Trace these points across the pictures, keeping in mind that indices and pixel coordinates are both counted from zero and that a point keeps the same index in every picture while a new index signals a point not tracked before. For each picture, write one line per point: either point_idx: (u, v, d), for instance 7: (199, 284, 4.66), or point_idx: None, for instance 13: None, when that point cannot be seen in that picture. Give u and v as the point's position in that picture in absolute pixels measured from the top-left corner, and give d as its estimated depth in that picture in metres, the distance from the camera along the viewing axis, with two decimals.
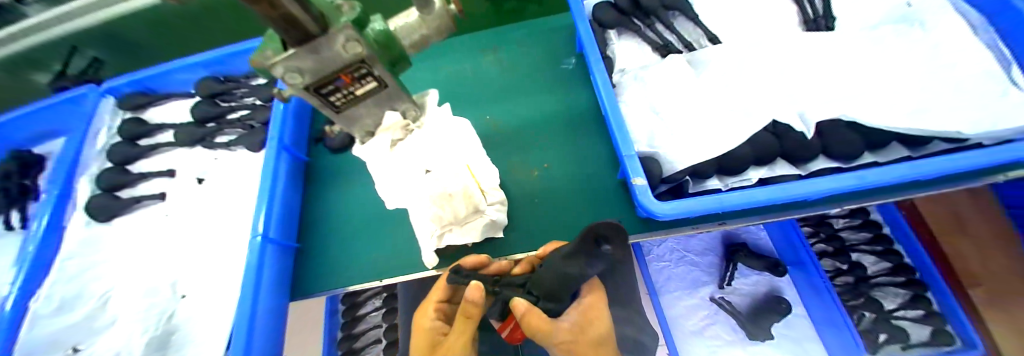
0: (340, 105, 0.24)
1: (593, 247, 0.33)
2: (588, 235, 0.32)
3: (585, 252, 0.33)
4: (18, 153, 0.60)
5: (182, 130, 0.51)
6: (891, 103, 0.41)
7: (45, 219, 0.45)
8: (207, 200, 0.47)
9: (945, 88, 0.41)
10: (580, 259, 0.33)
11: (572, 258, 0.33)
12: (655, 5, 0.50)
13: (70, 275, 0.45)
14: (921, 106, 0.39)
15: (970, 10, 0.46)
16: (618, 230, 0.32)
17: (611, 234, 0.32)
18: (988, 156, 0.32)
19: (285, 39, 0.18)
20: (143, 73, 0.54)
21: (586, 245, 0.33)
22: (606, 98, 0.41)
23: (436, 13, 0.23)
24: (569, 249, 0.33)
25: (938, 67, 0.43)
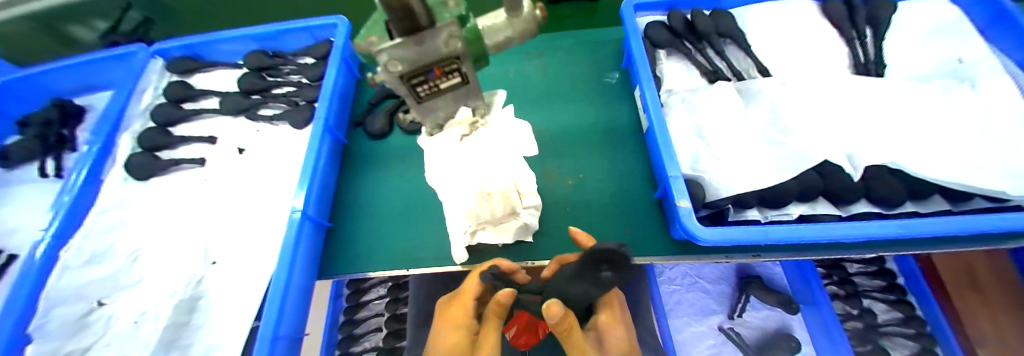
0: (423, 98, 0.24)
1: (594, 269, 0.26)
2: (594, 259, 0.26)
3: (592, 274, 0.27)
4: (60, 101, 0.61)
5: (228, 99, 0.52)
6: (946, 154, 0.40)
7: (85, 170, 0.46)
8: (246, 170, 0.48)
9: (1001, 148, 0.39)
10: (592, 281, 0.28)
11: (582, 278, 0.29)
12: (709, 31, 0.51)
13: (105, 227, 0.45)
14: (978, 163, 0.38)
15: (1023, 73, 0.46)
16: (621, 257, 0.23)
17: (618, 261, 0.24)
18: None
19: (395, 28, 0.18)
20: (194, 38, 0.55)
21: (587, 266, 0.27)
22: (654, 117, 0.41)
23: (524, 17, 0.23)
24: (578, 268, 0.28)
25: (996, 124, 0.41)
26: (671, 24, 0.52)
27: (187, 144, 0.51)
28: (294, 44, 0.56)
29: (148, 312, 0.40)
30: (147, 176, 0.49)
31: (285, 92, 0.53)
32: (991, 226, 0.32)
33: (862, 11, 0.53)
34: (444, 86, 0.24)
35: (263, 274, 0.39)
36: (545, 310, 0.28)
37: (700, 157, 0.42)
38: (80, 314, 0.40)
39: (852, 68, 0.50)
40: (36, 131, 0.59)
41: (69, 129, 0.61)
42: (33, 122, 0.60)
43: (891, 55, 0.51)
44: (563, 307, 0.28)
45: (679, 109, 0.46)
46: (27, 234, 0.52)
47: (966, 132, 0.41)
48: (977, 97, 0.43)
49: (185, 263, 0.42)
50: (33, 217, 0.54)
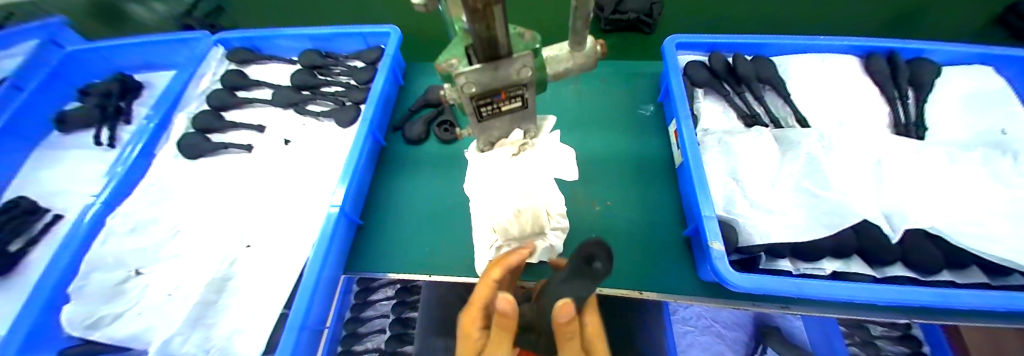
0: (484, 119, 0.25)
1: (581, 266, 0.23)
2: (580, 256, 0.23)
3: (581, 275, 0.24)
4: (122, 76, 0.65)
5: (281, 92, 0.55)
6: (997, 227, 0.38)
7: (139, 146, 0.49)
8: (290, 160, 0.50)
9: None
10: (582, 281, 0.24)
11: (568, 282, 0.25)
12: (750, 76, 0.52)
13: (152, 199, 0.48)
14: None
15: None
16: (602, 249, 0.22)
17: (598, 254, 0.22)
18: None
19: (476, 54, 0.20)
20: (255, 32, 0.58)
21: (576, 265, 0.23)
22: (691, 153, 0.42)
23: (587, 52, 0.25)
24: (565, 272, 0.25)
25: None
26: (712, 66, 0.53)
27: (235, 131, 0.54)
28: (347, 48, 0.59)
29: (182, 286, 0.41)
30: (196, 155, 0.52)
31: (333, 91, 0.56)
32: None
33: (908, 71, 0.53)
34: (505, 109, 0.24)
35: (296, 263, 0.41)
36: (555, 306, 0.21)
37: (733, 200, 0.42)
38: (116, 280, 0.41)
39: (892, 128, 0.49)
40: (95, 101, 0.63)
41: (126, 101, 0.64)
42: (94, 91, 0.64)
43: (935, 119, 0.50)
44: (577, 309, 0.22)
45: (715, 150, 0.47)
46: (78, 198, 0.56)
47: (1012, 206, 0.40)
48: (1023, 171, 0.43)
49: (222, 244, 0.44)
50: (83, 182, 0.57)
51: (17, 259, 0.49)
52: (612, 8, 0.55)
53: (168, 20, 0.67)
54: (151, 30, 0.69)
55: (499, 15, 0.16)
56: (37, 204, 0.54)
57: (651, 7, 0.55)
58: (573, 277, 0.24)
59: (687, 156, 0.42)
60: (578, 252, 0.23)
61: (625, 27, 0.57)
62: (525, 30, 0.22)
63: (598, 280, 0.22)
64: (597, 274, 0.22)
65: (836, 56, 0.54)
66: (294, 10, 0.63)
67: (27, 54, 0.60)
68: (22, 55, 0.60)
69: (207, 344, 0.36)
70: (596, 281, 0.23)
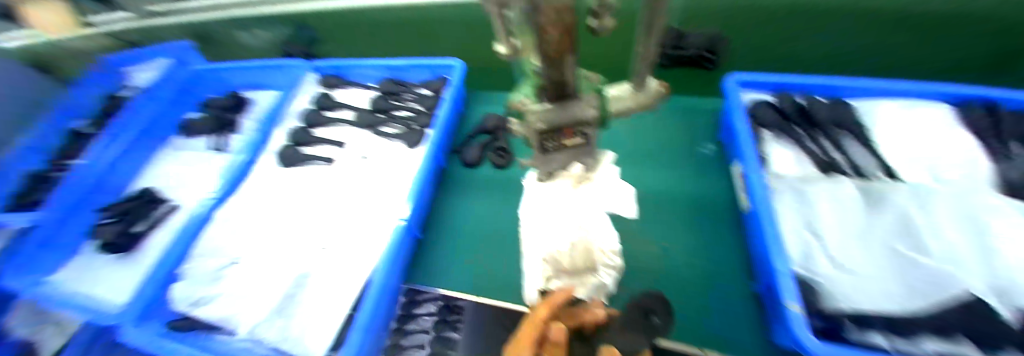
0: (549, 154, 0.26)
1: (644, 319, 0.34)
2: (642, 312, 0.35)
3: (640, 326, 0.33)
4: (235, 95, 0.79)
5: (362, 115, 0.63)
6: None
7: (245, 156, 0.60)
8: (363, 174, 0.56)
9: None
10: (639, 332, 0.33)
11: (625, 331, 0.32)
12: (825, 122, 0.48)
13: (252, 199, 0.56)
14: None
15: None
16: (663, 302, 0.36)
17: (658, 308, 0.35)
18: None
19: (548, 95, 0.21)
20: (344, 62, 0.68)
21: (637, 318, 0.34)
22: (759, 199, 0.39)
23: (650, 92, 0.25)
24: (622, 325, 0.33)
25: None
26: (781, 107, 0.50)
27: (321, 144, 0.62)
28: (416, 77, 0.66)
29: (266, 278, 0.47)
30: (288, 163, 0.60)
31: (403, 115, 0.63)
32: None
33: None
34: (569, 144, 0.25)
35: (361, 269, 0.45)
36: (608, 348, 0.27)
37: (812, 256, 0.38)
38: (219, 266, 0.49)
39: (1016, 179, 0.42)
40: (216, 113, 0.76)
41: (235, 114, 0.77)
42: (215, 104, 0.78)
43: None
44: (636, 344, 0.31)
45: (786, 198, 0.43)
46: (196, 192, 0.67)
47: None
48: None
49: (300, 244, 0.50)
50: (200, 179, 0.68)
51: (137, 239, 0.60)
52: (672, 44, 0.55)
53: (271, 47, 0.79)
54: (259, 55, 0.82)
55: (570, 63, 0.18)
56: (159, 195, 0.66)
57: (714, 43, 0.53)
58: (630, 327, 0.33)
59: (756, 203, 0.39)
60: (644, 307, 0.35)
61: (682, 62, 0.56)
62: (592, 75, 0.24)
63: (656, 332, 0.34)
64: (656, 328, 0.34)
65: (935, 101, 0.48)
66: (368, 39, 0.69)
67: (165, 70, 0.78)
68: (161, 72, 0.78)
69: (286, 333, 0.41)
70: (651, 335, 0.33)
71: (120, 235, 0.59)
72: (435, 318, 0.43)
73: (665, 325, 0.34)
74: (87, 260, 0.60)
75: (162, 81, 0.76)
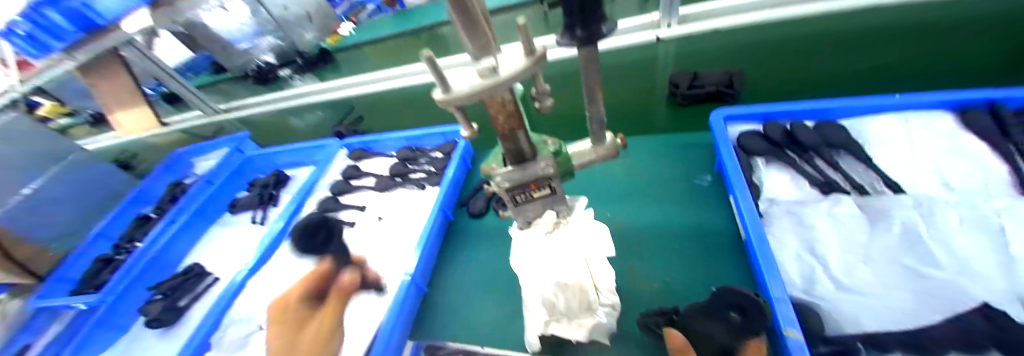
0: (521, 203, 0.30)
1: (726, 312, 0.36)
2: (732, 304, 0.36)
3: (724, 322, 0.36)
4: (278, 171, 0.89)
5: (381, 179, 0.73)
6: None
7: (280, 224, 0.69)
8: (384, 234, 0.64)
9: None
10: (715, 324, 0.36)
11: (706, 329, 0.36)
12: (816, 142, 0.49)
13: (283, 265, 0.65)
14: None
15: None
16: (745, 297, 0.36)
17: (744, 301, 0.36)
18: None
19: (509, 159, 0.27)
20: (370, 138, 0.80)
21: (722, 309, 0.37)
22: (751, 228, 0.41)
23: (608, 144, 0.29)
24: (712, 321, 0.36)
25: None
26: (767, 133, 0.53)
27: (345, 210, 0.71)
28: (431, 143, 0.76)
29: None
30: None
31: (418, 176, 0.71)
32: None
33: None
34: (537, 195, 0.29)
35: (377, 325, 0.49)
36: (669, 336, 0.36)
37: (816, 279, 0.38)
38: (247, 332, 0.56)
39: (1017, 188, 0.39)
40: (259, 190, 0.86)
41: (277, 189, 0.87)
42: (258, 183, 0.88)
43: None
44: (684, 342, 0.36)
45: (785, 221, 0.44)
46: (234, 263, 0.76)
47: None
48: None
49: None
50: (240, 252, 0.77)
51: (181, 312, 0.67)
52: (688, 85, 0.66)
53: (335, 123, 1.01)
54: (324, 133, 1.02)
55: (523, 135, 0.25)
56: (205, 269, 0.75)
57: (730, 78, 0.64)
58: (713, 320, 0.36)
59: (748, 229, 0.42)
60: (734, 300, 0.37)
61: (705, 98, 0.65)
62: (550, 138, 0.29)
63: (740, 328, 0.35)
64: (737, 323, 0.35)
65: (927, 114, 0.48)
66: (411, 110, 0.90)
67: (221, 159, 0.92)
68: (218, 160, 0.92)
69: None
70: (732, 327, 0.35)
71: (164, 310, 0.65)
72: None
73: (749, 319, 0.35)
74: (132, 337, 0.66)
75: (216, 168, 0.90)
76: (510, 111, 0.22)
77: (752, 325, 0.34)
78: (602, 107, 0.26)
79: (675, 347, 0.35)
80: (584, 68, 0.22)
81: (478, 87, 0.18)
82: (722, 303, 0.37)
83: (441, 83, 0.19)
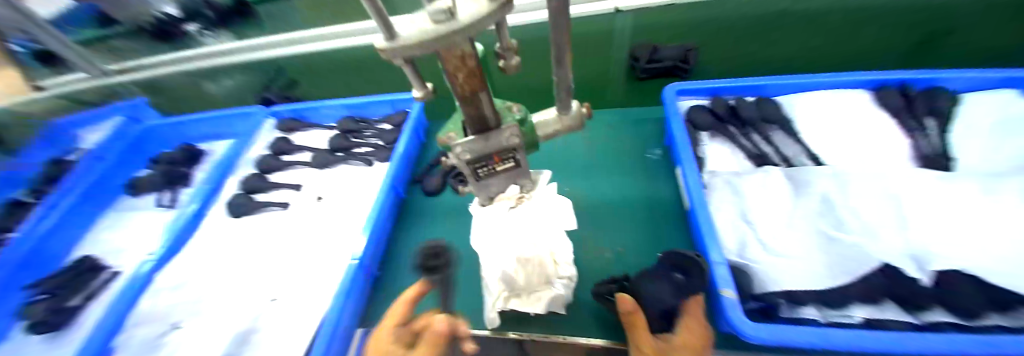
0: (482, 177, 0.27)
1: (671, 273, 0.38)
2: (675, 265, 0.39)
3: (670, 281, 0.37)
4: (187, 146, 0.75)
5: (318, 155, 0.65)
6: None
7: (194, 207, 0.59)
8: (323, 215, 0.57)
9: None
10: (664, 285, 0.37)
11: (653, 290, 0.37)
12: (755, 118, 0.54)
13: (200, 255, 0.56)
14: None
15: None
16: (685, 257, 0.38)
17: (687, 261, 0.38)
18: None
19: (469, 127, 0.24)
20: (304, 106, 0.71)
21: (666, 270, 0.39)
22: (696, 198, 0.44)
23: (574, 114, 0.27)
24: (661, 283, 0.37)
25: None
26: (713, 109, 0.55)
27: (276, 189, 0.63)
28: (377, 112, 0.69)
29: (214, 336, 0.46)
30: (240, 213, 0.60)
31: (363, 151, 0.65)
32: (1003, 351, 0.28)
33: (917, 100, 0.50)
34: (500, 169, 0.27)
35: (319, 314, 0.44)
36: (618, 301, 0.35)
37: (746, 243, 0.42)
38: (158, 333, 0.47)
39: (917, 161, 0.46)
40: (163, 167, 0.72)
41: (189, 167, 0.74)
42: (163, 160, 0.74)
43: (991, 145, 0.45)
44: (633, 304, 0.35)
45: (723, 191, 0.47)
46: (133, 254, 0.63)
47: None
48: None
49: (252, 295, 0.49)
50: (139, 241, 0.64)
51: (74, 312, 0.54)
52: (647, 59, 0.62)
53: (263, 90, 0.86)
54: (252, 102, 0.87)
55: (486, 98, 0.22)
56: (101, 262, 0.61)
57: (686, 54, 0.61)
58: (661, 282, 0.38)
59: (693, 198, 0.44)
60: (677, 261, 0.39)
61: (663, 73, 0.63)
62: (513, 105, 0.27)
63: (685, 286, 0.36)
64: (683, 283, 0.37)
65: (846, 92, 0.53)
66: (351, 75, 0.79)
67: (113, 131, 0.76)
68: (109, 131, 0.76)
69: None
70: (676, 286, 0.37)
71: (48, 312, 0.53)
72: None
73: (693, 279, 0.36)
74: None
75: (108, 141, 0.75)
76: (471, 69, 0.19)
77: (695, 282, 0.36)
78: (570, 71, 0.23)
79: (626, 310, 0.34)
80: (553, 21, 0.17)
81: (431, 34, 0.16)
82: (666, 265, 0.39)
83: (385, 29, 0.16)
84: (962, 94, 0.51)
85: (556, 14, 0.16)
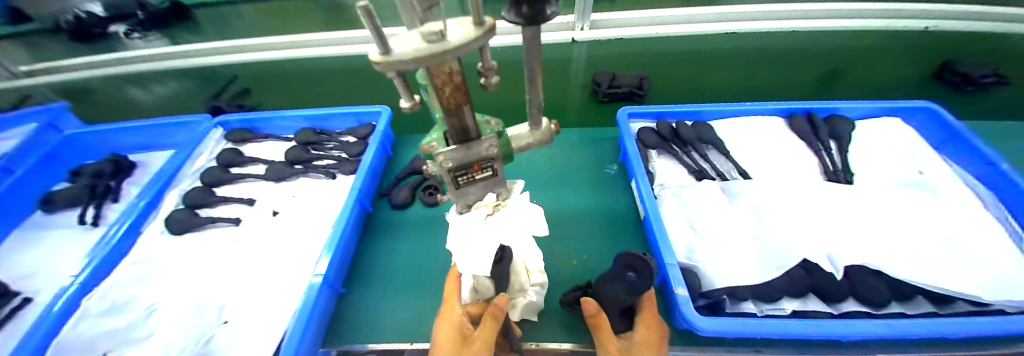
0: (462, 185, 0.29)
1: (624, 272, 0.33)
2: (626, 263, 0.33)
3: (624, 282, 0.34)
4: (116, 156, 0.67)
5: (273, 167, 0.61)
6: (907, 255, 0.44)
7: (127, 224, 0.53)
8: (281, 230, 0.54)
9: (958, 262, 0.43)
10: (620, 284, 0.34)
11: (613, 289, 0.35)
12: (692, 138, 0.61)
13: (133, 277, 0.50)
14: (976, 278, 0.41)
15: (978, 186, 0.52)
16: (641, 259, 0.31)
17: (641, 264, 0.31)
18: (998, 324, 0.36)
19: (452, 137, 0.25)
20: (257, 115, 0.67)
21: (619, 270, 0.34)
22: (650, 208, 0.48)
23: (544, 129, 0.30)
24: (620, 283, 0.34)
25: (944, 237, 0.46)
26: (660, 131, 0.62)
27: (225, 204, 0.59)
28: (340, 125, 0.68)
29: None
30: (181, 230, 0.55)
31: (324, 163, 0.63)
32: (899, 331, 0.36)
33: (824, 126, 0.61)
34: (479, 177, 0.29)
35: (279, 335, 0.42)
36: (582, 305, 0.36)
37: (693, 248, 0.47)
38: None
39: (824, 175, 0.57)
40: (86, 181, 0.64)
41: (117, 180, 0.66)
42: (86, 172, 0.65)
43: (862, 168, 0.58)
44: (596, 304, 0.35)
45: (670, 202, 0.53)
46: (26, 279, 0.53)
47: (975, 272, 0.42)
48: (954, 227, 0.47)
49: (200, 320, 0.45)
50: (41, 263, 0.55)
51: None
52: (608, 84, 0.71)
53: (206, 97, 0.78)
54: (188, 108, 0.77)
55: (469, 110, 0.24)
56: (8, 287, 0.51)
57: (642, 81, 0.71)
58: (620, 282, 0.34)
59: (647, 208, 0.49)
60: (631, 259, 0.32)
61: (621, 97, 0.71)
62: (492, 118, 0.29)
63: (637, 287, 0.32)
64: (636, 284, 0.32)
65: (764, 118, 0.63)
66: (312, 89, 0.76)
67: (23, 139, 0.64)
68: (18, 139, 0.64)
69: None
70: (631, 288, 0.33)
71: None
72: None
73: (644, 280, 0.31)
74: None
75: (19, 149, 0.64)
76: (457, 83, 0.21)
77: (646, 287, 0.31)
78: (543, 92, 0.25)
79: (590, 314, 0.35)
80: (527, 48, 0.18)
81: (424, 51, 0.17)
82: (622, 263, 0.34)
83: (377, 46, 0.16)
84: (857, 121, 0.63)
85: (530, 40, 0.17)
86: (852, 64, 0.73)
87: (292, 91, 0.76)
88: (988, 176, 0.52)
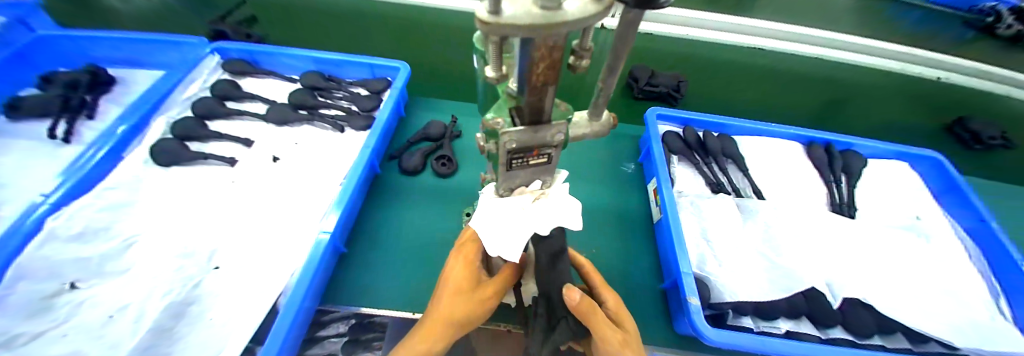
0: (513, 168, 0.27)
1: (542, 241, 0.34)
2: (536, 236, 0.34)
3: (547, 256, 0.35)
4: (94, 68, 0.60)
5: (276, 109, 0.56)
6: (896, 293, 0.47)
7: (107, 148, 0.48)
8: (281, 179, 0.51)
9: (939, 306, 0.46)
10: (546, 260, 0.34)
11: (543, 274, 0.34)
12: (715, 150, 0.60)
13: (111, 205, 0.46)
14: (953, 323, 0.45)
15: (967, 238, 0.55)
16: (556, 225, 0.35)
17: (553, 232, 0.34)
18: None
19: (522, 119, 0.23)
20: (260, 48, 0.60)
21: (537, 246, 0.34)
22: (670, 214, 0.48)
23: (605, 122, 0.28)
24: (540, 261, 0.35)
25: (929, 281, 0.49)
26: (685, 137, 0.61)
27: (218, 141, 0.54)
28: (352, 74, 0.63)
29: (128, 304, 0.38)
30: (169, 163, 0.51)
31: (332, 114, 0.58)
32: None
33: (839, 158, 0.62)
34: (532, 162, 0.27)
35: (276, 289, 0.40)
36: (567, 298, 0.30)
37: (705, 258, 0.48)
38: (49, 293, 0.38)
39: (829, 205, 0.58)
40: (57, 91, 0.57)
41: (91, 95, 0.59)
42: (58, 80, 0.58)
43: (866, 205, 0.60)
44: (581, 293, 0.31)
45: (687, 210, 0.54)
46: None
47: (952, 316, 0.45)
48: (939, 273, 0.50)
49: (188, 262, 0.42)
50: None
51: None
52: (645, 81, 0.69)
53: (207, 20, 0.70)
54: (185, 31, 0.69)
55: (551, 92, 0.21)
56: None
57: (678, 84, 0.69)
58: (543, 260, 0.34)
59: (666, 212, 0.49)
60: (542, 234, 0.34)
61: (654, 97, 0.70)
62: (559, 101, 0.26)
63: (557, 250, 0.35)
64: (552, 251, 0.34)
65: (783, 142, 0.64)
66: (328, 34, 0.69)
67: None
68: None
69: None
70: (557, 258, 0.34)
71: None
72: (345, 338, 0.40)
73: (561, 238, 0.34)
74: None
75: None
76: (552, 61, 0.18)
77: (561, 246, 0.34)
78: None
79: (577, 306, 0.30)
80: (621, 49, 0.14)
81: (540, 16, 0.12)
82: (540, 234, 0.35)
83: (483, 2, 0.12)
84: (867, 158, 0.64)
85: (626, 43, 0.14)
86: (861, 97, 0.73)
87: (305, 33, 0.69)
88: (976, 230, 0.55)
